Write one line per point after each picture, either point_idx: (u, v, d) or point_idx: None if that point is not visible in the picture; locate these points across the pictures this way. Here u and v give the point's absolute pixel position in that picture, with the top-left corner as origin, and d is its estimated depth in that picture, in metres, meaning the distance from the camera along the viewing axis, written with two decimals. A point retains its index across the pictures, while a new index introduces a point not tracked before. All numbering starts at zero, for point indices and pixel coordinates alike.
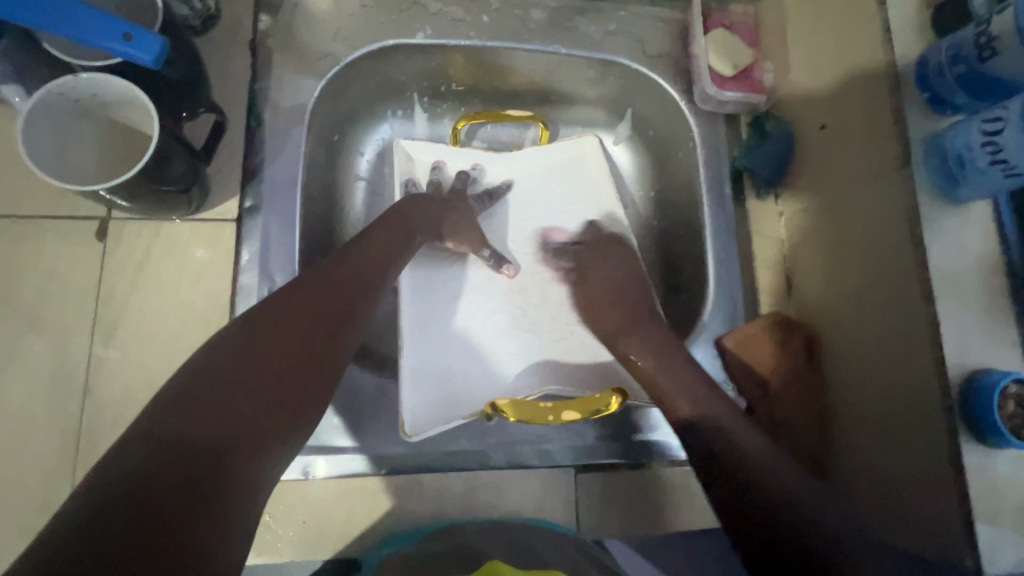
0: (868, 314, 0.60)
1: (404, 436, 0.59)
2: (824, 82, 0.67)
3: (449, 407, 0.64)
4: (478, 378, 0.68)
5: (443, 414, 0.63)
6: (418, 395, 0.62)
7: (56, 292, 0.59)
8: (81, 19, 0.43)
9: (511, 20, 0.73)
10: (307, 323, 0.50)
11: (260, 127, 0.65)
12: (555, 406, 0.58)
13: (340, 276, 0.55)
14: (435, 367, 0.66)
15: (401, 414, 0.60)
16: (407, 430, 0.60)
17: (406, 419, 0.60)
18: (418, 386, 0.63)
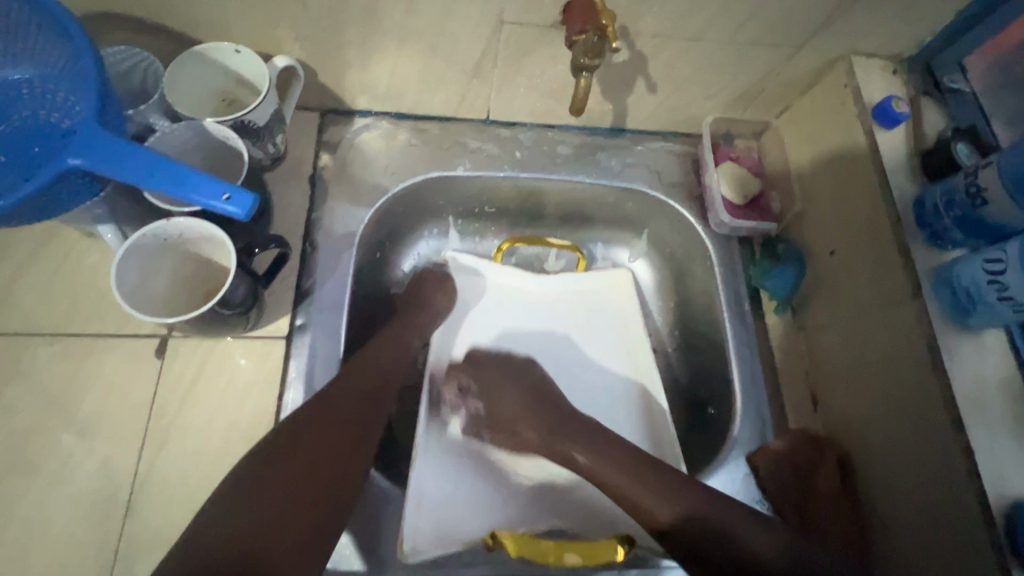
0: (897, 434, 0.61)
1: (402, 555, 0.58)
2: (828, 212, 0.73)
3: (456, 522, 0.64)
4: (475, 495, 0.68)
5: (439, 528, 0.63)
6: (422, 511, 0.63)
7: (109, 410, 0.60)
8: (192, 184, 0.49)
9: (540, 156, 0.82)
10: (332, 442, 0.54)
11: (314, 251, 0.71)
12: (556, 546, 0.56)
13: (344, 396, 0.58)
14: (442, 476, 0.67)
15: (402, 532, 0.59)
16: (405, 550, 0.59)
17: (405, 538, 0.59)
18: (427, 506, 0.63)
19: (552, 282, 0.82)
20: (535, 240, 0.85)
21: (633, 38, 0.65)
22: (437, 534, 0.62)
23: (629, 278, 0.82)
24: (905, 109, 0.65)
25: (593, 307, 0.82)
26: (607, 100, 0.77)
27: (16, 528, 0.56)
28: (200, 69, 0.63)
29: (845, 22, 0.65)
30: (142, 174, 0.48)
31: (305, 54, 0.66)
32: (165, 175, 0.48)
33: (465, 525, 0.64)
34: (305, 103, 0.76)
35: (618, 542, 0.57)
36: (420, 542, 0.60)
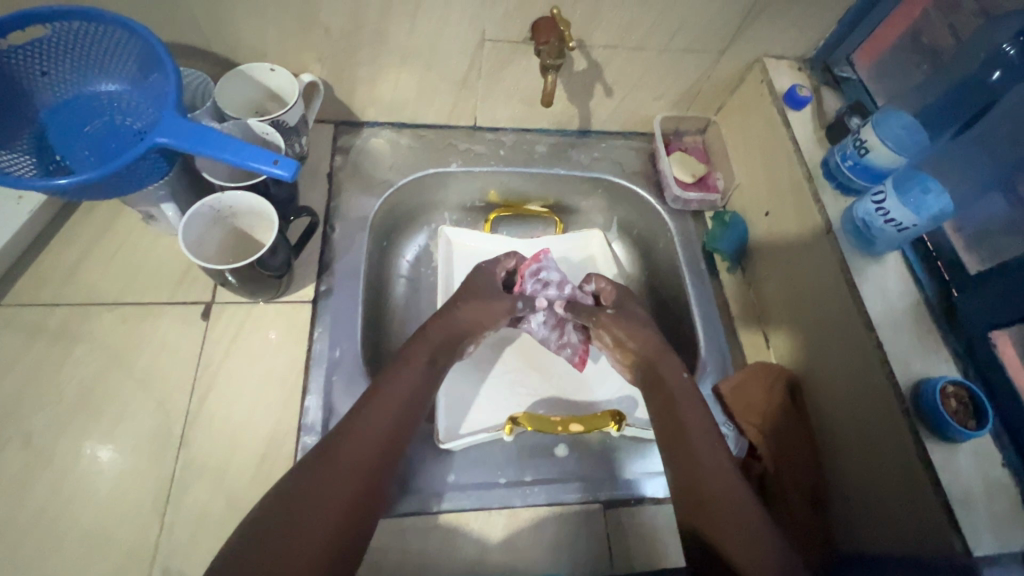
0: (831, 351, 0.73)
1: (438, 441, 0.70)
2: (760, 182, 0.88)
3: (481, 417, 0.77)
4: (491, 399, 0.79)
5: (462, 424, 0.75)
6: (448, 412, 0.75)
7: (163, 364, 0.71)
8: (249, 153, 0.61)
9: (521, 153, 0.97)
10: (380, 430, 0.60)
11: (333, 232, 0.83)
12: (562, 418, 0.68)
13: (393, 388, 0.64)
14: (466, 389, 0.79)
15: (437, 424, 0.72)
16: (440, 437, 0.71)
17: (439, 429, 0.72)
18: (453, 410, 0.76)
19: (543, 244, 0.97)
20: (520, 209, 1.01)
21: (588, 49, 0.82)
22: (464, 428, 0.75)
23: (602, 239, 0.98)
24: (807, 94, 0.82)
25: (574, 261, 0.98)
26: (573, 103, 0.93)
27: (85, 461, 0.64)
28: (241, 85, 0.78)
29: (753, 31, 0.83)
30: (210, 146, 0.60)
31: (325, 72, 0.82)
32: (228, 147, 0.61)
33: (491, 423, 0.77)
34: (322, 116, 0.91)
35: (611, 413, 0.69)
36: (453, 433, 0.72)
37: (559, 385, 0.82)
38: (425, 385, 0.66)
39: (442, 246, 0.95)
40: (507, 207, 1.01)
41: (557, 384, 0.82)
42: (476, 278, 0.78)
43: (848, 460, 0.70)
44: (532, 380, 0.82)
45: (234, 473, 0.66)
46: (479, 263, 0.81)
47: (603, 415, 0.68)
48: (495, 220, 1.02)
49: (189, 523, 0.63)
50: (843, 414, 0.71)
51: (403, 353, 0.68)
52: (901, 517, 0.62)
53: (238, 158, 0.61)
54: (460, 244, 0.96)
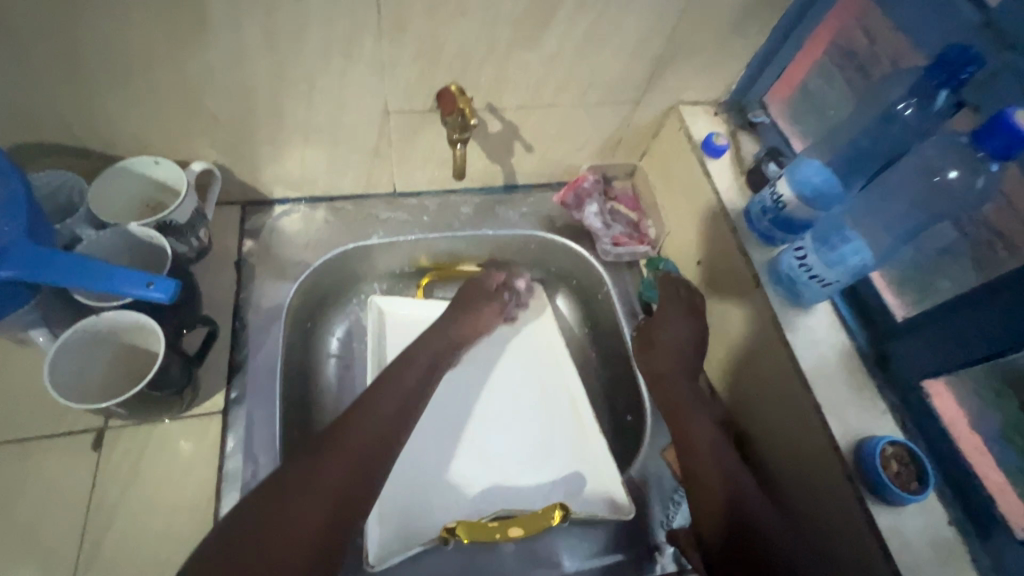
0: (771, 406, 0.71)
1: (367, 565, 0.64)
2: (689, 229, 0.86)
3: (419, 522, 0.71)
4: (430, 499, 0.73)
5: (398, 534, 0.69)
6: (382, 523, 0.69)
7: (49, 508, 0.63)
8: (121, 277, 0.57)
9: (447, 217, 0.93)
10: (350, 457, 0.62)
11: (244, 327, 0.77)
12: (501, 523, 0.64)
13: (362, 446, 0.64)
14: (399, 492, 0.72)
15: (367, 544, 0.66)
16: (371, 560, 0.65)
17: (370, 550, 0.66)
18: (387, 520, 0.69)
19: None
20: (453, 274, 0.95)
21: (500, 112, 0.79)
22: (400, 539, 0.69)
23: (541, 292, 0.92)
24: (724, 142, 0.82)
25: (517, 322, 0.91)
26: (494, 162, 0.90)
27: None
28: (123, 181, 0.71)
29: (664, 82, 0.82)
30: (68, 274, 0.55)
31: (220, 158, 0.76)
32: (90, 274, 0.56)
33: (430, 526, 0.71)
34: (226, 199, 0.84)
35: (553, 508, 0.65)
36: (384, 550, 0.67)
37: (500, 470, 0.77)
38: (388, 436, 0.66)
39: (373, 316, 0.87)
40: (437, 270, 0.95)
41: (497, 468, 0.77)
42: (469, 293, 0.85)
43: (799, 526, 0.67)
44: (474, 469, 0.76)
45: None
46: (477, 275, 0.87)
47: (544, 511, 0.65)
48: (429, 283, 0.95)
49: None
50: (792, 473, 0.68)
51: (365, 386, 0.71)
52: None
53: (104, 285, 0.56)
54: (393, 314, 0.89)
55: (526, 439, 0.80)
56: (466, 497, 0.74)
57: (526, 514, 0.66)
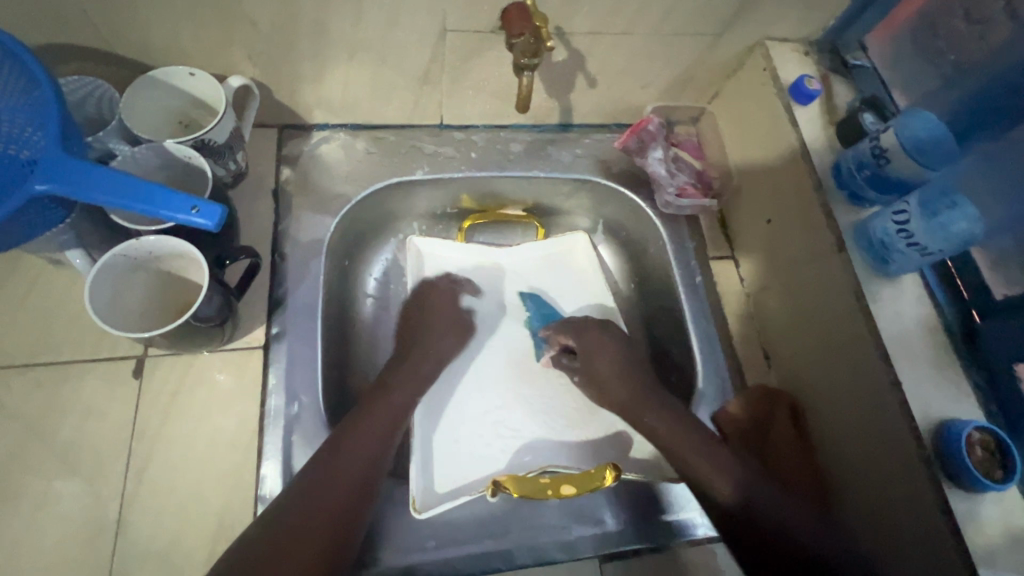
0: (837, 376, 0.67)
1: (415, 512, 0.63)
2: (761, 183, 0.79)
3: (462, 471, 0.70)
4: (474, 450, 0.72)
5: (439, 484, 0.68)
6: (425, 470, 0.68)
7: (92, 432, 0.62)
8: (157, 199, 0.51)
9: (496, 154, 0.86)
10: (363, 451, 0.58)
11: (283, 261, 0.73)
12: (553, 480, 0.61)
13: (368, 422, 0.61)
14: (441, 442, 0.71)
15: (412, 492, 0.65)
16: (417, 507, 0.64)
17: (415, 498, 0.65)
18: (429, 468, 0.69)
19: (520, 252, 0.86)
20: (498, 216, 0.89)
21: (568, 37, 0.70)
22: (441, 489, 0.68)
23: (588, 243, 0.86)
24: (817, 86, 0.73)
25: (560, 271, 0.85)
26: (552, 96, 0.82)
27: (5, 557, 0.57)
28: (156, 93, 0.65)
29: (755, 12, 0.72)
30: (107, 190, 0.50)
31: (259, 73, 0.69)
32: (132, 193, 0.51)
33: (471, 478, 0.70)
34: (262, 120, 0.78)
35: (608, 469, 0.62)
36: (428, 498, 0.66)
37: (541, 423, 0.75)
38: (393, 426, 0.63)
39: (411, 257, 0.82)
40: (485, 213, 0.89)
41: (539, 422, 0.75)
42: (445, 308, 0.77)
43: (854, 503, 0.65)
44: (518, 422, 0.74)
45: (183, 557, 0.58)
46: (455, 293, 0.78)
47: (597, 471, 0.62)
48: (471, 226, 0.90)
49: None
50: (854, 448, 0.65)
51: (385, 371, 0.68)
52: (921, 567, 0.57)
53: (146, 207, 0.51)
54: (431, 255, 0.83)
55: (570, 396, 0.77)
56: (510, 450, 0.72)
57: (579, 474, 0.62)
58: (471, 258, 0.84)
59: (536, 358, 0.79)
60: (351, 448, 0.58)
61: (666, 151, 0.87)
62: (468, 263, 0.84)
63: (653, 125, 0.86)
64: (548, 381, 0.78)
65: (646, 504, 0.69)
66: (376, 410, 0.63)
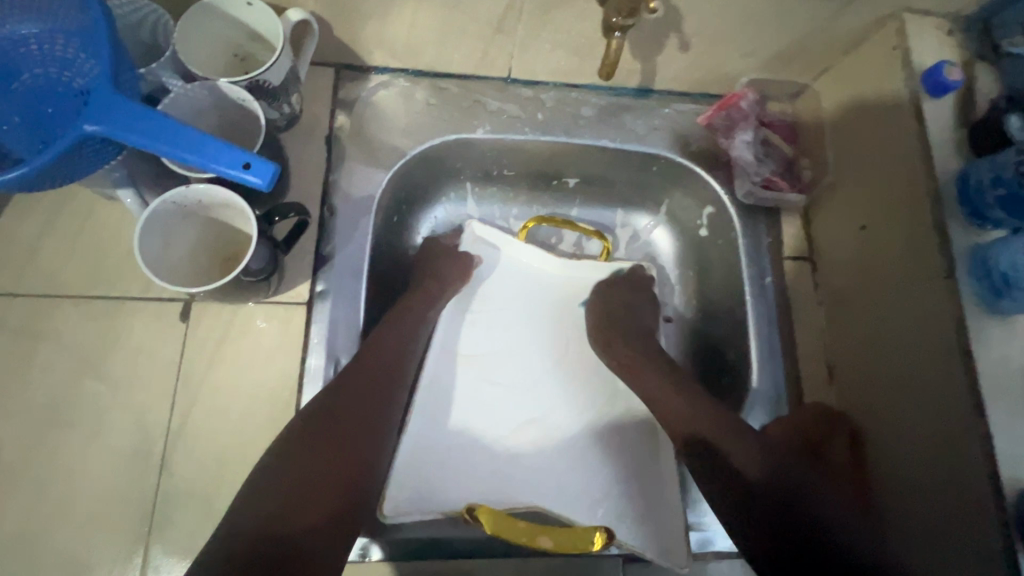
0: (912, 404, 0.62)
1: (381, 515, 0.62)
2: (863, 184, 0.70)
3: (452, 477, 0.68)
4: (463, 466, 0.70)
5: (424, 489, 0.66)
6: (415, 468, 0.67)
7: (140, 368, 0.63)
8: (206, 148, 0.49)
9: (564, 117, 0.78)
10: (366, 385, 0.59)
11: (332, 215, 0.70)
12: (530, 527, 0.58)
13: (370, 360, 0.61)
14: (439, 445, 0.70)
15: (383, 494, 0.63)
16: (385, 511, 0.62)
17: (387, 500, 0.63)
18: (416, 469, 0.67)
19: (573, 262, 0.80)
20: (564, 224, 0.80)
21: None
22: (421, 495, 0.65)
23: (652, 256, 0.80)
24: (958, 76, 0.61)
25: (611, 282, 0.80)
26: (636, 58, 0.73)
27: (59, 479, 0.60)
28: (211, 22, 0.60)
29: None
30: (158, 138, 0.48)
31: (320, 7, 0.63)
32: (180, 140, 0.48)
33: (462, 487, 0.68)
34: (318, 57, 0.73)
35: (598, 536, 0.58)
36: (402, 503, 0.64)
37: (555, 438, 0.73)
38: (396, 365, 0.63)
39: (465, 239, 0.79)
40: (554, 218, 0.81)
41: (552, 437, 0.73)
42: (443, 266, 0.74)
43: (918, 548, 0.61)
44: (525, 438, 0.73)
45: (221, 501, 0.60)
46: (461, 257, 0.75)
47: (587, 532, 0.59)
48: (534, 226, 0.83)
49: (174, 552, 0.59)
50: (918, 483, 0.61)
51: (391, 317, 0.67)
52: None
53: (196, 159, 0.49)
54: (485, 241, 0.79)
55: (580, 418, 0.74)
56: (496, 474, 0.70)
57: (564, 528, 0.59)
58: (518, 255, 0.80)
59: (550, 377, 0.77)
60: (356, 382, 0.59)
61: (756, 133, 0.77)
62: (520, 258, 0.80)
63: (744, 102, 0.77)
64: (555, 406, 0.75)
65: None
66: (379, 348, 0.63)
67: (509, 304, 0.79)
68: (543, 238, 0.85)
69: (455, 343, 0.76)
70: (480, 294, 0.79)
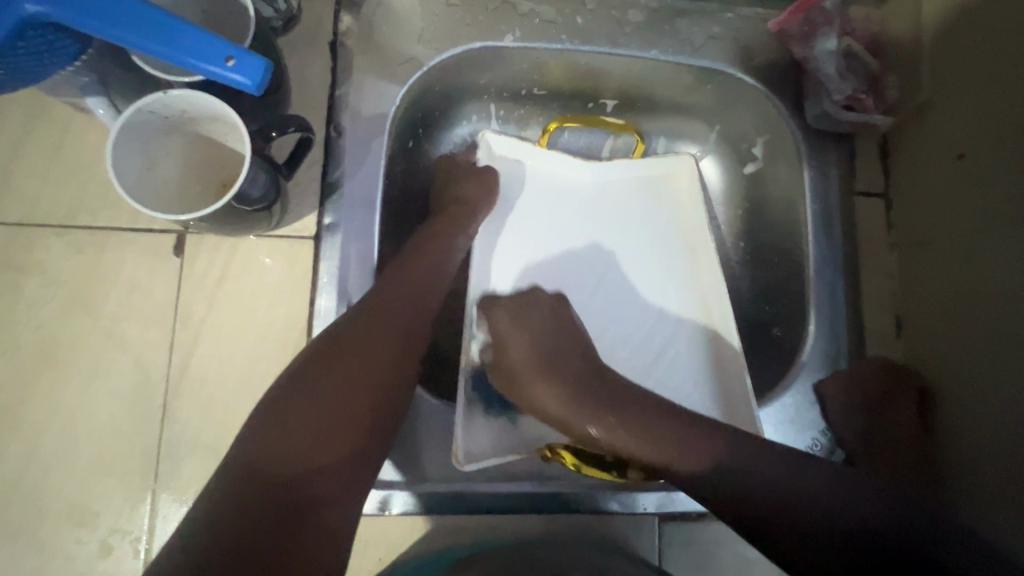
0: (998, 364, 0.53)
1: (459, 464, 0.55)
2: (968, 105, 0.58)
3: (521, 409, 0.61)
4: None
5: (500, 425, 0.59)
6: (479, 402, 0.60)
7: (134, 306, 0.57)
8: (184, 37, 0.40)
9: (606, 23, 0.66)
10: (381, 324, 0.51)
11: (339, 136, 0.60)
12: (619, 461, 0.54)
13: (388, 296, 0.53)
14: None
15: (456, 439, 0.56)
16: (461, 457, 0.55)
17: (460, 447, 0.56)
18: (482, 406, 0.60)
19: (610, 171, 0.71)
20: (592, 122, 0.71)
21: None
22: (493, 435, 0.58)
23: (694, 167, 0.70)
24: None
25: (651, 194, 0.71)
26: None
27: (56, 423, 0.55)
28: None
29: None
30: (112, 21, 0.39)
31: None
32: (140, 24, 0.39)
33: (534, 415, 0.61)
34: None
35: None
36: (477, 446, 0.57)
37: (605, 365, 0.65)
38: (418, 303, 0.54)
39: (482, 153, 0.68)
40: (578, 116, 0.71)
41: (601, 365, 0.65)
42: (461, 182, 0.64)
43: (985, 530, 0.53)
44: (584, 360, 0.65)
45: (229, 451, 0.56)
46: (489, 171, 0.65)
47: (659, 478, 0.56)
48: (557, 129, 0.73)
49: (182, 501, 0.55)
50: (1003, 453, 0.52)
51: (418, 239, 0.59)
52: None
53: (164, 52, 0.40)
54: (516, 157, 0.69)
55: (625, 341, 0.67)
56: None
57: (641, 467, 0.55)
58: (552, 163, 0.70)
59: (594, 304, 0.68)
60: (369, 321, 0.51)
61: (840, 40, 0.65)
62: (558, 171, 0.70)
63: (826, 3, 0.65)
64: (600, 335, 0.67)
65: None
66: (399, 281, 0.54)
67: (547, 221, 0.69)
68: (568, 140, 0.75)
69: (488, 266, 0.66)
70: (513, 213, 0.69)
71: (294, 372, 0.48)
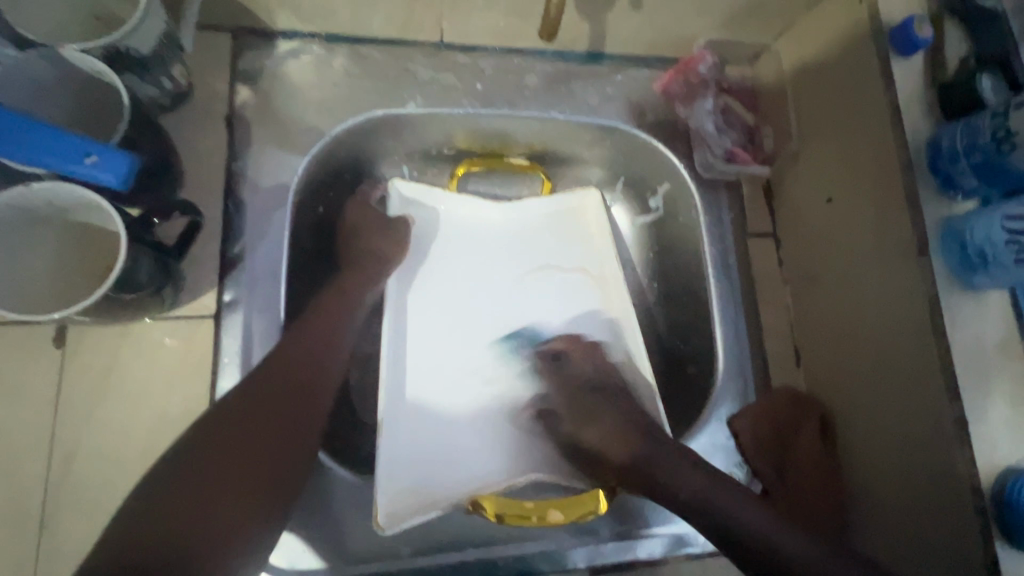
0: (886, 381, 0.58)
1: (380, 528, 0.53)
2: (832, 156, 0.65)
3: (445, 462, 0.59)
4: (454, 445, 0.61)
5: (422, 480, 0.57)
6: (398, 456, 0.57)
7: (8, 406, 0.53)
8: (39, 140, 0.44)
9: (505, 88, 0.69)
10: (282, 395, 0.50)
11: (239, 209, 0.59)
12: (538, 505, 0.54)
13: (287, 365, 0.51)
14: (418, 425, 0.61)
15: (377, 503, 0.53)
16: (383, 521, 0.53)
17: (381, 510, 0.53)
18: (405, 462, 0.57)
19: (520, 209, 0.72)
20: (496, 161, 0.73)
21: None
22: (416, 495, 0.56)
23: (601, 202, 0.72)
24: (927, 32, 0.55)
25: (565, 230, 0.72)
26: None
27: None
28: None
29: None
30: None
31: None
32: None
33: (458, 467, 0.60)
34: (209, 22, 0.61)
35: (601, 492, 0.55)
36: (399, 507, 0.55)
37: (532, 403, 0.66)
38: (317, 369, 0.53)
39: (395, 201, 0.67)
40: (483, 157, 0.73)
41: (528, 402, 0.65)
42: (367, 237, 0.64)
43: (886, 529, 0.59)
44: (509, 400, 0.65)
45: None
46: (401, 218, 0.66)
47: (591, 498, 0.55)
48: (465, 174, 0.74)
49: None
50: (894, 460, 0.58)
51: (322, 300, 0.58)
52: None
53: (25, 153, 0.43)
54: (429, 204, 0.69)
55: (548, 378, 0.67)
56: (499, 453, 0.62)
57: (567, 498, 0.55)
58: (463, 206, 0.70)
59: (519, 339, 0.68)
60: (268, 393, 0.50)
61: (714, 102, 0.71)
62: (472, 213, 0.71)
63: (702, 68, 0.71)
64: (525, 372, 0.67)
65: (630, 515, 0.61)
66: (298, 349, 0.53)
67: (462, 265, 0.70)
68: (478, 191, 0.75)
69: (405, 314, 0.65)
70: (428, 260, 0.69)
71: (181, 459, 0.45)
